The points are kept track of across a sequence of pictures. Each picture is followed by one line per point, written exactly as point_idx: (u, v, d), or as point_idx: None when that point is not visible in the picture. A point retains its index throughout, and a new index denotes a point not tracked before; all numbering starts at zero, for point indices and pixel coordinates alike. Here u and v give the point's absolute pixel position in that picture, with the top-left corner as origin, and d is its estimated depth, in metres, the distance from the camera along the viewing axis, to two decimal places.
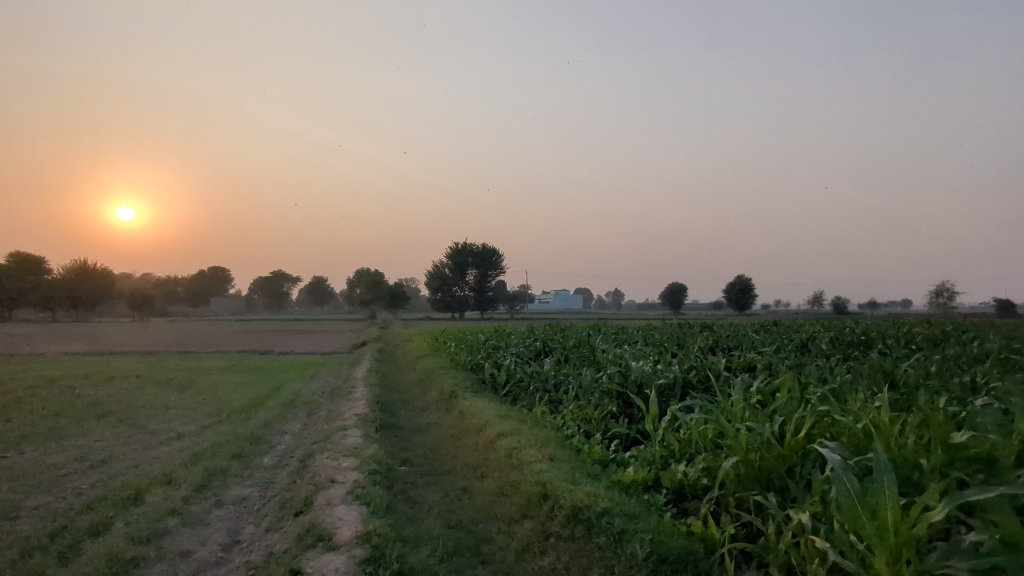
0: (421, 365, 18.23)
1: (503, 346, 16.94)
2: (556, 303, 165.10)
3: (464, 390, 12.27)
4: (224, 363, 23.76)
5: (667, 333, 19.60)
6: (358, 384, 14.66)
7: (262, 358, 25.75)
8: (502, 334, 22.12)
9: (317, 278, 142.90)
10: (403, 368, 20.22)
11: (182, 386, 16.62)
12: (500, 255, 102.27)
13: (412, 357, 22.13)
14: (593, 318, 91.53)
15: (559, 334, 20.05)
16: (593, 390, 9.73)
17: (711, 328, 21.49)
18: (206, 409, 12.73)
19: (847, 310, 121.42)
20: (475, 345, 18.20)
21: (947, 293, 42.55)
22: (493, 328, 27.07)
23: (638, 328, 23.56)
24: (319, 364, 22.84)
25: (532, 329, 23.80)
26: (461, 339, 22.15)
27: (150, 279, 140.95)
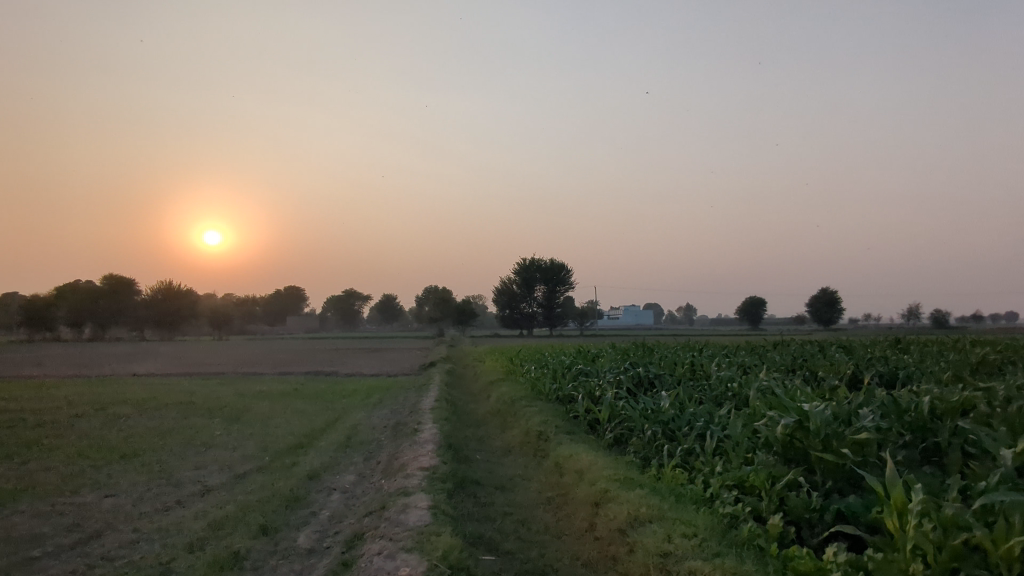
0: (497, 394, 15.88)
1: (593, 371, 14.41)
2: (626, 319, 160.68)
3: (557, 431, 9.83)
4: (283, 387, 22.11)
5: (786, 356, 16.46)
6: (426, 417, 12.42)
7: (324, 382, 24.01)
8: (585, 356, 19.50)
9: (387, 296, 144.56)
10: (475, 395, 17.93)
11: (232, 416, 14.86)
12: (568, 270, 99.58)
13: (484, 383, 19.82)
14: (665, 335, 87.54)
15: (654, 356, 17.25)
16: (743, 442, 7.06)
17: (836, 349, 18.16)
18: (249, 449, 10.76)
19: (946, 325, 111.70)
20: (558, 370, 15.73)
21: None
22: (572, 347, 24.52)
23: (741, 348, 20.43)
24: (381, 389, 20.82)
25: (618, 350, 21.07)
26: (539, 362, 19.69)
27: (230, 299, 146.38)
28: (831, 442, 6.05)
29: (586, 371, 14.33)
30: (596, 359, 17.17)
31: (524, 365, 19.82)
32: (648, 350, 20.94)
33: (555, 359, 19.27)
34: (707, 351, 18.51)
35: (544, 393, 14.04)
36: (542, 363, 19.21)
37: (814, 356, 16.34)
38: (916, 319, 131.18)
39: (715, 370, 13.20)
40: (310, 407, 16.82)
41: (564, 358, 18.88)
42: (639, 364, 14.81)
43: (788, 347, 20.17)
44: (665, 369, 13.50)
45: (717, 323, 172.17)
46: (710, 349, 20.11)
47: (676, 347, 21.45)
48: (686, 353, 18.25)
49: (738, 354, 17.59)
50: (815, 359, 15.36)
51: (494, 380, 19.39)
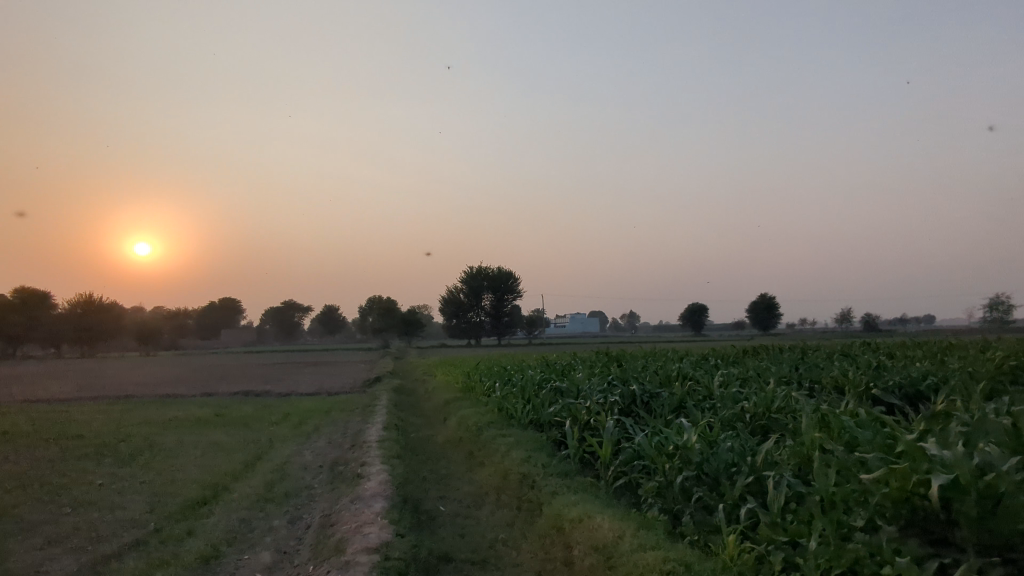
0: (457, 418, 13.49)
1: (572, 386, 12.29)
2: (572, 327, 160.41)
3: (546, 474, 7.62)
4: (205, 413, 19.06)
5: (779, 366, 14.75)
6: (372, 453, 9.95)
7: (254, 405, 20.96)
8: (553, 367, 17.39)
9: (328, 306, 139.29)
10: (430, 419, 15.48)
11: (129, 456, 11.95)
12: (516, 278, 97.73)
13: (440, 402, 17.39)
14: (614, 342, 86.85)
15: (633, 367, 15.28)
16: (830, 499, 5.05)
17: (827, 357, 16.59)
18: (132, 510, 8.06)
19: (877, 328, 115.72)
20: (530, 387, 13.54)
21: (1006, 305, 37.60)
22: (533, 359, 22.35)
23: (721, 357, 18.69)
24: (320, 412, 18.02)
25: (587, 360, 19.10)
26: (501, 375, 17.45)
27: (160, 312, 138.05)
28: (986, 506, 4.12)
29: (563, 386, 12.17)
30: (571, 371, 15.05)
31: (485, 380, 17.48)
32: (621, 360, 19.00)
33: (521, 371, 17.12)
34: (688, 360, 16.70)
35: (516, 417, 11.80)
36: (506, 376, 16.96)
37: (811, 366, 14.66)
38: (849, 322, 136.28)
39: (715, 384, 11.29)
40: (234, 438, 14.02)
41: (530, 371, 16.70)
42: (624, 377, 12.76)
43: (771, 355, 18.54)
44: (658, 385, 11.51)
45: (662, 329, 174.11)
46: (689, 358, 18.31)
47: (650, 357, 19.57)
48: (666, 363, 16.38)
49: (724, 363, 15.77)
50: (815, 369, 13.64)
51: (451, 399, 16.97)
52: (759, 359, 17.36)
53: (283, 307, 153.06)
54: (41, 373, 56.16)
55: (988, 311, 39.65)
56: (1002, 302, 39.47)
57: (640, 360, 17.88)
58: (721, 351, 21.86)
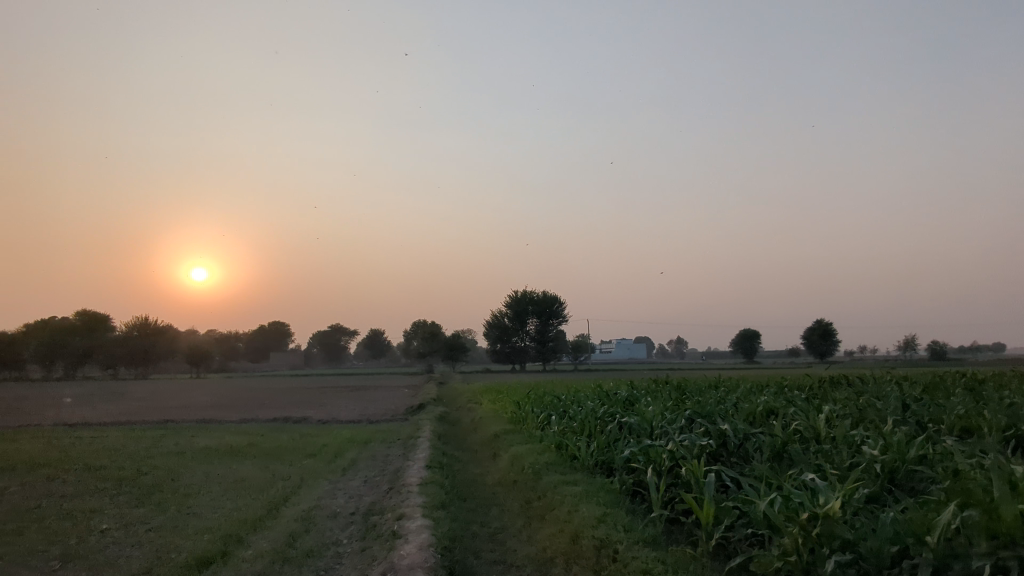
0: (509, 456, 11.95)
1: (643, 421, 10.64)
2: (619, 353, 157.05)
3: (630, 541, 5.99)
4: (240, 441, 18.00)
5: (881, 400, 12.75)
6: (413, 500, 8.50)
7: (291, 433, 19.85)
8: (613, 398, 15.70)
9: (374, 330, 140.19)
10: (478, 455, 13.98)
11: (148, 493, 10.85)
12: (561, 302, 96.03)
13: (488, 435, 15.88)
14: (663, 370, 83.90)
15: (707, 400, 13.54)
16: None
17: (933, 390, 14.43)
18: (129, 567, 6.81)
19: (946, 357, 108.87)
20: (592, 421, 11.94)
21: None
22: (588, 388, 20.69)
23: (802, 389, 16.68)
24: (359, 444, 16.75)
25: (651, 391, 17.39)
26: (556, 405, 15.87)
27: (212, 336, 141.29)
28: None
29: (633, 420, 10.53)
30: (637, 404, 13.37)
31: (538, 411, 15.93)
32: (687, 390, 17.19)
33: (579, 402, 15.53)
34: (769, 394, 14.82)
35: (579, 458, 10.19)
36: (562, 407, 15.38)
37: (920, 401, 12.58)
38: (913, 351, 129.26)
39: (818, 422, 9.51)
40: (264, 472, 12.80)
41: (587, 402, 15.10)
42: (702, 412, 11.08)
43: (860, 388, 16.44)
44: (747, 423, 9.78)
45: (712, 356, 169.27)
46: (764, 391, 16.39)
47: (720, 389, 17.71)
48: (741, 396, 14.54)
49: (813, 397, 13.85)
50: (928, 405, 11.66)
51: (501, 432, 15.45)
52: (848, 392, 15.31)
53: (330, 331, 154.72)
54: (94, 395, 56.96)
55: None
56: None
57: (711, 392, 16.08)
58: (797, 382, 19.73)
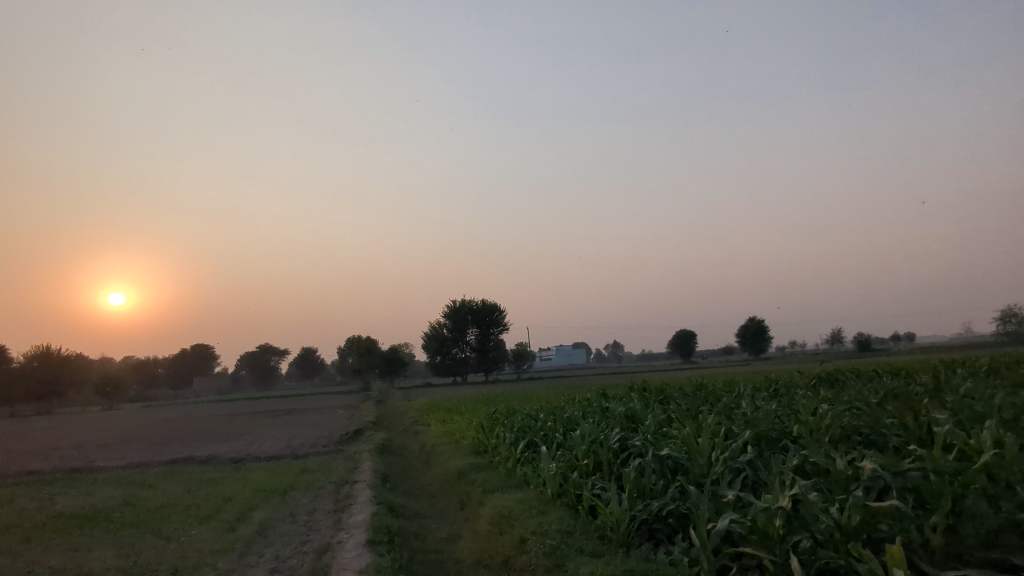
0: (492, 509, 8.52)
1: (691, 456, 7.56)
2: (559, 359, 155.65)
3: None
4: (115, 501, 13.65)
5: (960, 399, 10.00)
6: None
7: (188, 482, 15.59)
8: (608, 414, 12.57)
9: (307, 349, 133.22)
10: (442, 506, 10.46)
11: None
12: (501, 310, 92.89)
13: (451, 468, 12.44)
14: (608, 375, 81.92)
15: (736, 413, 10.69)
16: None
17: (998, 387, 11.87)
18: None
19: (871, 347, 112.67)
20: (608, 454, 8.77)
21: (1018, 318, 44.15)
22: (562, 403, 17.46)
23: (828, 394, 13.95)
24: (274, 495, 12.82)
25: (646, 404, 14.45)
26: (538, 427, 12.61)
27: (127, 363, 130.48)
28: None
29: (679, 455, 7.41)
30: (652, 422, 10.33)
31: (514, 434, 12.64)
32: (688, 402, 14.36)
33: (569, 421, 12.39)
34: (799, 401, 12.14)
35: (607, 516, 6.87)
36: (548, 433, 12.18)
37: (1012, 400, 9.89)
38: (841, 343, 133.62)
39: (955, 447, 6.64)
40: (120, 558, 8.66)
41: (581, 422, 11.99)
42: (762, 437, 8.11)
43: (885, 393, 14.08)
44: (848, 453, 6.87)
45: (649, 357, 170.74)
46: (782, 397, 13.78)
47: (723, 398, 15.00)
48: (768, 407, 11.79)
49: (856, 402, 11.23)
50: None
51: (470, 467, 12.06)
52: (880, 395, 12.85)
53: (258, 351, 145.86)
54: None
55: (1002, 321, 44.96)
56: (1014, 314, 43.92)
57: (723, 402, 13.28)
58: (798, 386, 17.06)
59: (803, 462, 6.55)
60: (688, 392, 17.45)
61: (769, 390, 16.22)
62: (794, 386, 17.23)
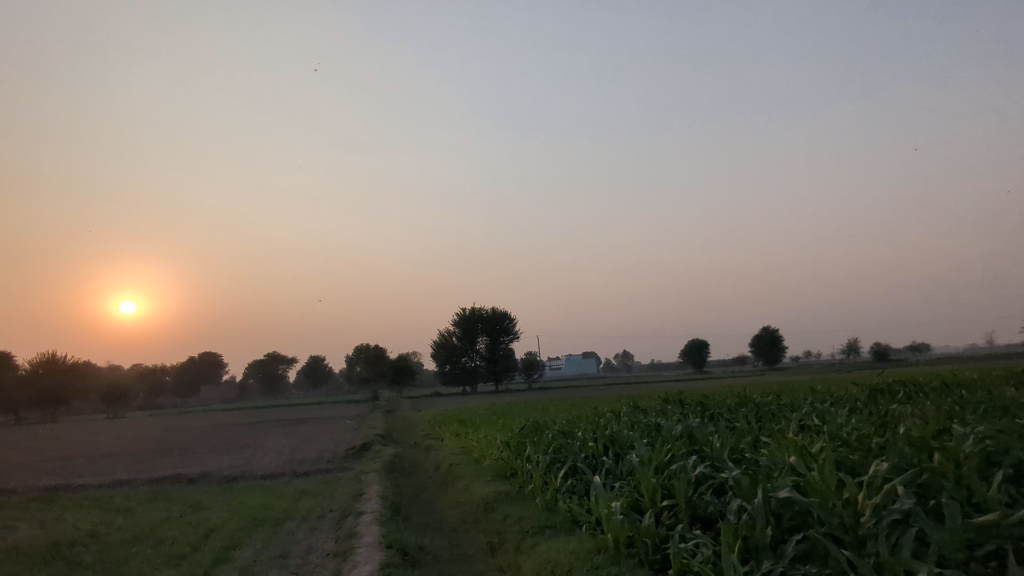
0: (542, 564, 6.67)
1: (812, 498, 5.75)
2: (569, 369, 153.36)
3: None
4: (80, 535, 11.76)
5: None
6: None
7: (171, 508, 13.75)
8: (661, 435, 10.71)
9: (314, 357, 131.80)
10: (470, 548, 8.60)
11: None
12: (511, 318, 90.92)
13: (477, 494, 10.62)
14: (621, 386, 79.75)
15: (824, 435, 8.88)
16: None
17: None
18: None
19: (890, 358, 109.87)
20: (686, 487, 6.93)
21: None
22: (596, 419, 15.55)
23: (915, 407, 11.97)
24: (266, 528, 10.97)
25: (698, 420, 12.63)
26: (580, 448, 10.79)
27: (134, 371, 129.29)
28: None
29: (801, 497, 5.57)
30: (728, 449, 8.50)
31: (551, 456, 10.82)
32: (746, 420, 12.51)
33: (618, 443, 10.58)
34: (886, 416, 10.30)
35: None
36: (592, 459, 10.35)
37: None
38: (857, 354, 130.80)
39: None
40: None
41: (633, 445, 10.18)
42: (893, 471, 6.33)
43: (975, 410, 12.17)
44: None
45: (660, 367, 168.23)
46: (857, 414, 11.94)
47: (783, 415, 13.17)
48: (859, 424, 9.86)
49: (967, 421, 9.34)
50: None
51: (500, 494, 10.23)
52: (985, 411, 10.86)
53: (266, 359, 144.55)
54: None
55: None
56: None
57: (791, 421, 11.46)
58: (862, 402, 15.03)
59: (998, 521, 4.74)
60: (737, 409, 15.56)
61: (833, 406, 14.34)
62: (856, 400, 15.25)
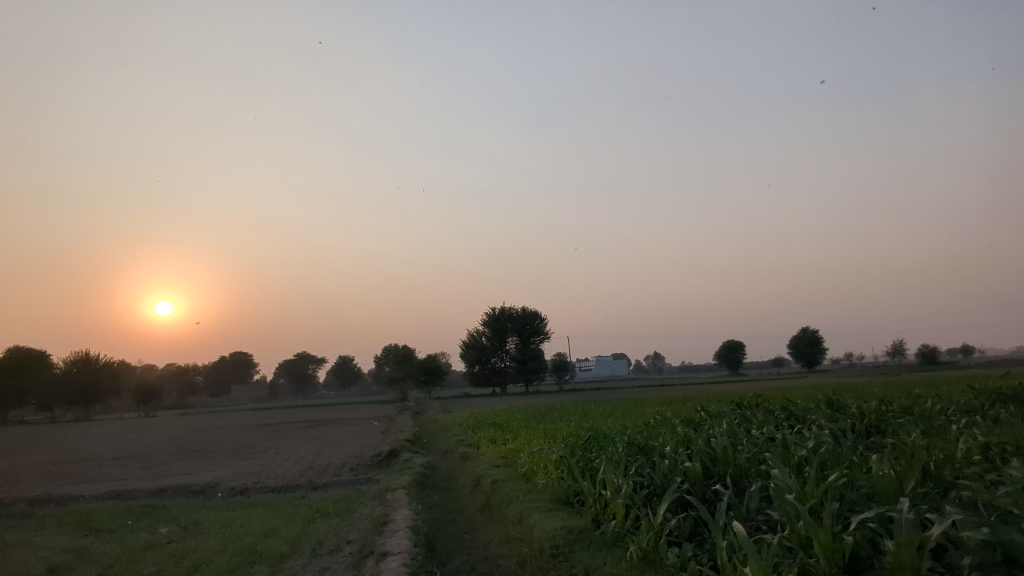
0: None
1: None
2: (600, 370, 150.00)
3: None
4: (38, 569, 9.45)
5: None
6: None
7: (160, 531, 11.48)
8: (785, 452, 8.04)
9: (344, 358, 130.99)
10: None
11: None
12: (542, 318, 88.16)
13: (537, 528, 8.06)
14: (657, 388, 76.41)
15: None
16: None
17: None
18: None
19: (940, 361, 104.10)
20: (914, 552, 4.28)
21: None
22: (669, 429, 12.90)
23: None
24: (262, 566, 8.56)
25: (809, 431, 9.96)
26: (673, 469, 8.18)
27: (167, 370, 130.05)
28: None
29: None
30: (915, 485, 5.90)
31: (633, 480, 8.21)
32: (877, 437, 9.77)
33: (724, 465, 7.96)
34: None
35: None
36: (692, 487, 7.74)
37: None
38: (903, 357, 124.75)
39: None
40: None
41: (749, 470, 7.56)
42: None
43: None
44: None
45: (693, 370, 163.88)
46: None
47: (918, 426, 10.36)
48: None
49: None
50: None
51: (569, 532, 7.64)
52: None
53: (296, 359, 144.35)
54: (6, 446, 47.52)
55: None
56: None
57: (945, 436, 8.77)
58: (999, 411, 12.18)
59: None
60: (842, 419, 12.68)
61: (970, 417, 11.50)
62: (995, 411, 12.28)
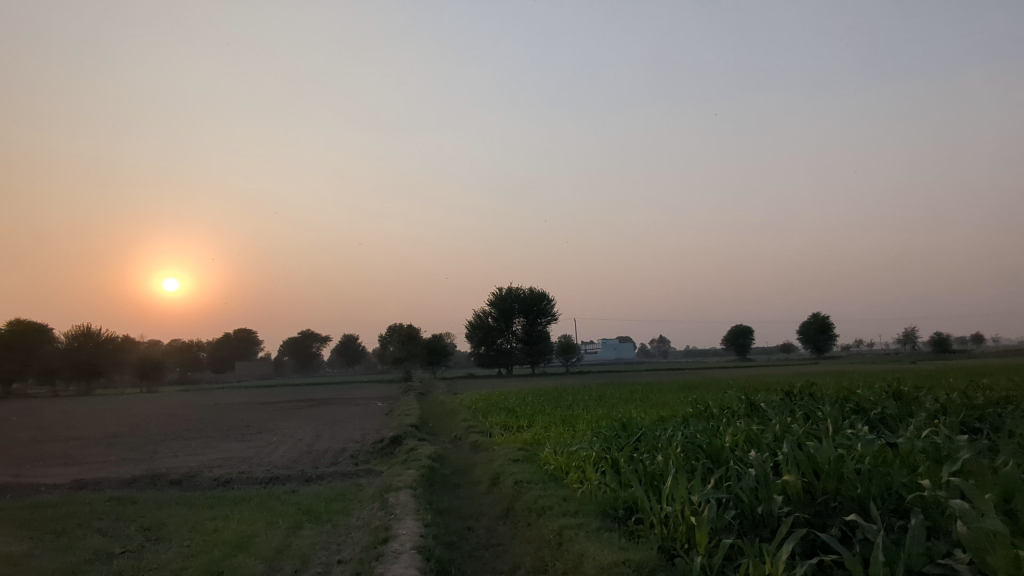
0: None
1: None
2: (606, 353, 148.10)
3: None
4: None
5: None
6: None
7: (117, 536, 9.56)
8: (917, 464, 6.06)
9: (347, 336, 129.51)
10: None
11: None
12: (550, 299, 86.17)
13: (590, 559, 6.08)
14: (667, 372, 74.44)
15: None
16: None
17: None
18: None
19: (955, 350, 101.68)
20: None
21: None
22: (722, 424, 10.90)
23: None
24: None
25: (909, 429, 8.06)
26: (766, 484, 6.20)
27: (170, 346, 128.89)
28: None
29: None
30: None
31: (714, 496, 6.25)
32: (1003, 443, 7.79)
33: (836, 479, 6.00)
34: None
35: None
36: (799, 511, 5.79)
37: None
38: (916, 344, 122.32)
39: None
40: None
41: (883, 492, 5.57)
42: None
43: None
44: None
45: (700, 355, 161.84)
46: None
47: None
48: None
49: None
50: None
51: (636, 570, 5.67)
52: None
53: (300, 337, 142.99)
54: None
55: None
56: None
57: None
58: None
59: None
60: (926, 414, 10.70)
61: None
62: None
